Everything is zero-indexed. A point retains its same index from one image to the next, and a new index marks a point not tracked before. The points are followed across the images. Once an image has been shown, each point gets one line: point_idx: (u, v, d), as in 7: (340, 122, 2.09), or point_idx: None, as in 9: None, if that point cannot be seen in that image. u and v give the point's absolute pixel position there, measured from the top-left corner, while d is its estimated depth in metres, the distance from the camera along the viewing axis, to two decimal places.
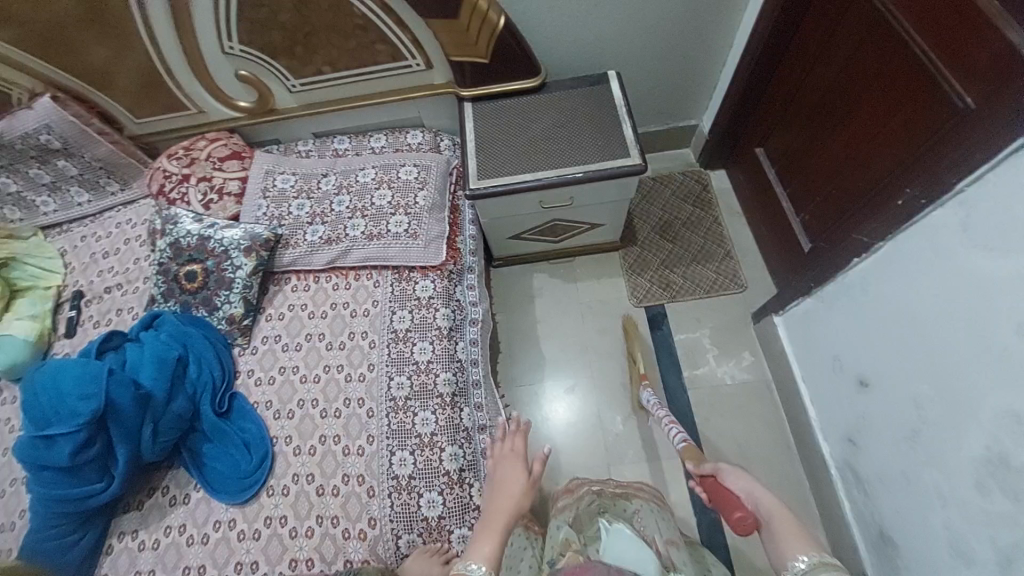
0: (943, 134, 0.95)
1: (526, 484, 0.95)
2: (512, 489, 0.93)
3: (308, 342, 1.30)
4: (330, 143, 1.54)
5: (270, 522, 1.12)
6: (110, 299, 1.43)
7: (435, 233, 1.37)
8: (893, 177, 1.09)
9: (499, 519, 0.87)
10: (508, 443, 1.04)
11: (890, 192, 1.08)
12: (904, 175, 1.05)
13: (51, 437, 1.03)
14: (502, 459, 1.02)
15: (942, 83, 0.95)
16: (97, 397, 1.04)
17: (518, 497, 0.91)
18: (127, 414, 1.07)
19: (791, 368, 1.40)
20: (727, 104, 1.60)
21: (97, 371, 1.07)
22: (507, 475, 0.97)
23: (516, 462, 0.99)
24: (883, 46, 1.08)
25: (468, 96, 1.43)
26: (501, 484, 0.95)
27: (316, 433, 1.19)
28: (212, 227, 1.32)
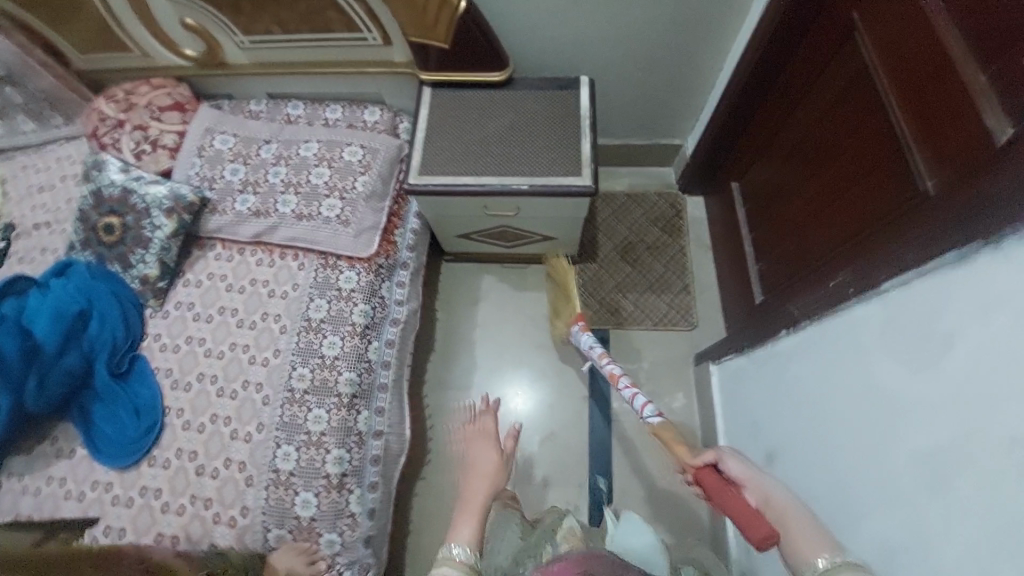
0: (897, 215, 0.85)
1: (498, 464, 0.98)
2: (486, 467, 0.96)
3: (220, 316, 1.25)
4: (283, 107, 1.45)
5: (145, 492, 1.11)
6: (36, 236, 1.39)
7: (368, 224, 1.31)
8: (843, 252, 0.99)
9: (477, 498, 0.91)
10: (478, 423, 1.06)
11: (835, 269, 0.98)
12: (851, 251, 0.96)
13: None
14: (474, 438, 1.03)
15: (910, 159, 0.83)
16: None
17: (492, 476, 0.95)
18: (10, 364, 1.06)
19: (717, 421, 1.35)
20: (712, 130, 1.49)
21: None
22: (481, 455, 0.99)
23: (489, 442, 1.01)
24: (863, 102, 0.97)
25: (428, 80, 1.32)
26: (475, 465, 0.97)
27: (208, 411, 1.17)
28: (137, 180, 1.26)
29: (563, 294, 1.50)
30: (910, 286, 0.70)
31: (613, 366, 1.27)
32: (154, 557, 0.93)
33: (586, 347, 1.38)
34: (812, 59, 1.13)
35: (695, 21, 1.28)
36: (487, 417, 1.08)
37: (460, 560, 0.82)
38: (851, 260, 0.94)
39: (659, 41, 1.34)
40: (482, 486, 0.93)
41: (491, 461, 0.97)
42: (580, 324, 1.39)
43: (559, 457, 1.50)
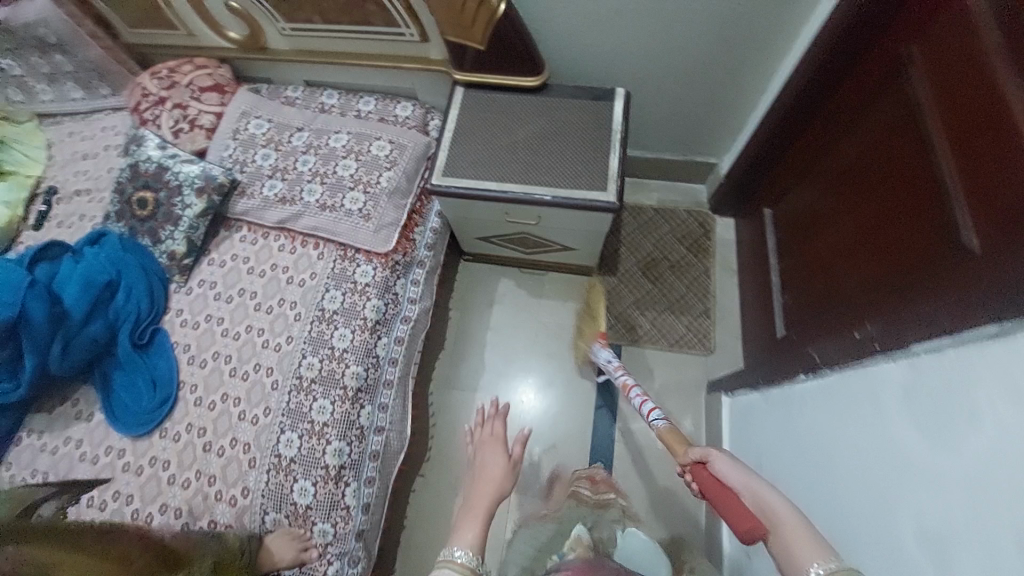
0: (935, 266, 0.80)
1: (506, 469, 0.97)
2: (493, 472, 0.95)
3: (239, 297, 1.28)
4: (318, 96, 1.47)
5: (154, 462, 1.15)
6: (77, 203, 1.45)
7: (388, 220, 1.31)
8: (872, 297, 0.94)
9: (482, 503, 0.91)
10: (487, 427, 1.04)
11: (862, 314, 0.93)
12: (883, 298, 0.90)
13: None
14: (483, 444, 1.01)
15: (955, 209, 0.78)
16: (12, 306, 1.07)
17: (499, 482, 0.94)
18: (37, 328, 1.09)
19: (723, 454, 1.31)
20: (750, 151, 1.43)
21: (16, 281, 1.10)
22: (491, 461, 0.97)
23: (498, 448, 1.00)
24: (909, 141, 0.91)
25: (461, 80, 1.31)
26: (482, 470, 0.96)
27: (219, 390, 1.20)
28: (172, 157, 1.30)
29: (589, 315, 1.52)
30: (942, 350, 0.66)
31: (625, 376, 1.30)
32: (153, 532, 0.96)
33: (604, 361, 1.41)
34: (861, 89, 1.07)
35: (743, 40, 1.23)
36: (497, 421, 1.05)
37: (462, 563, 0.81)
38: (879, 307, 0.89)
39: (703, 57, 1.29)
40: (487, 491, 0.92)
41: (498, 467, 0.96)
42: (602, 340, 1.41)
43: (558, 470, 1.49)
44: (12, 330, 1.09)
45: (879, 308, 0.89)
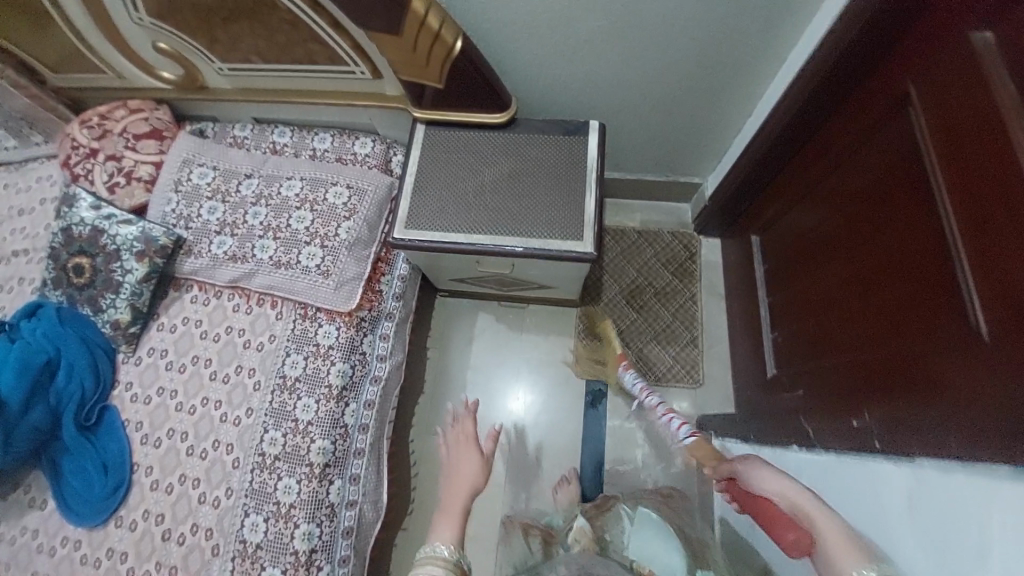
0: (943, 343, 0.72)
1: (480, 467, 0.97)
2: (466, 473, 0.96)
3: (193, 366, 1.20)
4: (269, 134, 1.35)
5: (111, 554, 1.07)
6: (14, 264, 1.32)
7: (350, 274, 1.23)
8: (872, 364, 0.86)
9: (456, 504, 0.91)
10: (460, 428, 1.02)
11: (867, 384, 0.86)
12: (883, 365, 0.83)
13: None
14: (457, 445, 1.00)
15: (963, 282, 0.71)
16: None
17: (471, 480, 0.95)
18: None
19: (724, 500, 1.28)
20: (736, 178, 1.35)
21: None
22: (464, 463, 0.97)
23: (472, 447, 0.99)
24: (910, 192, 0.83)
25: (421, 118, 1.20)
26: (457, 472, 0.96)
27: (177, 471, 1.12)
28: (108, 218, 1.20)
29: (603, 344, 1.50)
30: (954, 474, 0.61)
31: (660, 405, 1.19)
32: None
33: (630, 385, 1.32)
34: (853, 126, 0.99)
35: (721, 64, 1.15)
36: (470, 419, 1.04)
37: (444, 559, 0.82)
38: (886, 382, 0.82)
39: (680, 82, 1.21)
40: (460, 493, 0.92)
41: (472, 467, 0.96)
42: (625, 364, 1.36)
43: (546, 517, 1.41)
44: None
45: (887, 382, 0.81)
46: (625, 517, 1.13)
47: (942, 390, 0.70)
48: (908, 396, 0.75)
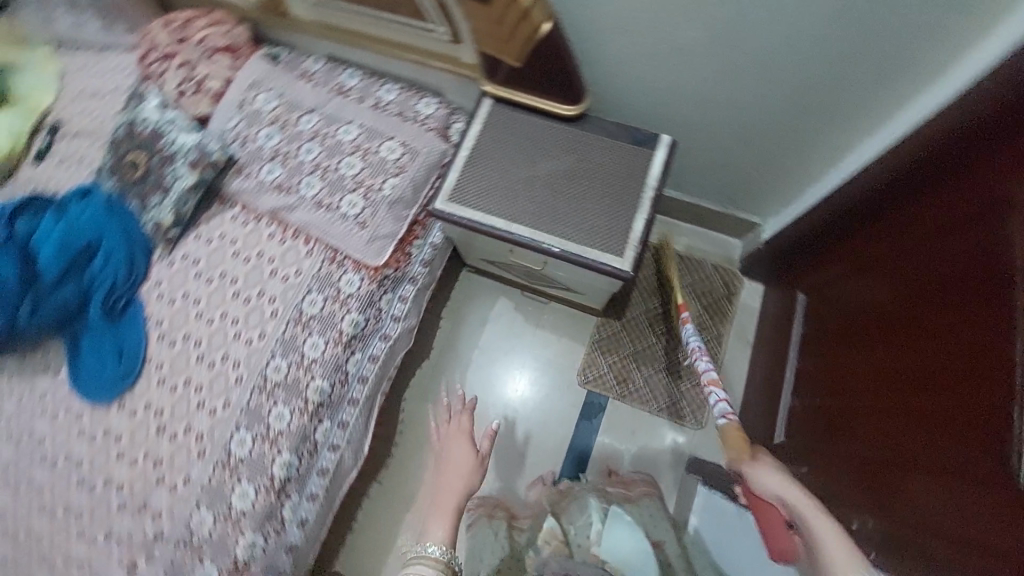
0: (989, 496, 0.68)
1: (474, 464, 0.95)
2: (460, 466, 0.94)
3: (220, 280, 1.22)
4: (338, 75, 1.34)
5: (107, 434, 1.13)
6: (79, 143, 1.38)
7: (385, 231, 1.22)
8: (901, 479, 0.84)
9: (449, 501, 0.89)
10: (455, 421, 1.01)
11: (894, 500, 0.84)
12: (920, 486, 0.80)
13: None
14: (451, 437, 0.99)
15: (1014, 441, 0.65)
16: None
17: (465, 478, 0.93)
18: (7, 289, 1.10)
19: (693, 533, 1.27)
20: (800, 230, 1.27)
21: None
22: (457, 456, 0.96)
23: (465, 442, 0.98)
24: (985, 310, 0.75)
25: (489, 92, 1.18)
26: (449, 466, 0.95)
27: (183, 374, 1.16)
28: (170, 123, 1.24)
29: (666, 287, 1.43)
30: None
31: (711, 370, 1.07)
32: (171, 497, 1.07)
33: (688, 341, 1.20)
34: (935, 218, 0.89)
35: (822, 104, 1.07)
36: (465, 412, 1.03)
37: (435, 558, 0.82)
38: (915, 505, 0.80)
39: (770, 114, 1.14)
40: (453, 488, 0.91)
41: (465, 463, 0.95)
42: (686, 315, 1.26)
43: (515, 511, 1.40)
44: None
45: (922, 506, 0.78)
46: (594, 513, 1.12)
47: (974, 544, 0.68)
48: (939, 535, 0.73)
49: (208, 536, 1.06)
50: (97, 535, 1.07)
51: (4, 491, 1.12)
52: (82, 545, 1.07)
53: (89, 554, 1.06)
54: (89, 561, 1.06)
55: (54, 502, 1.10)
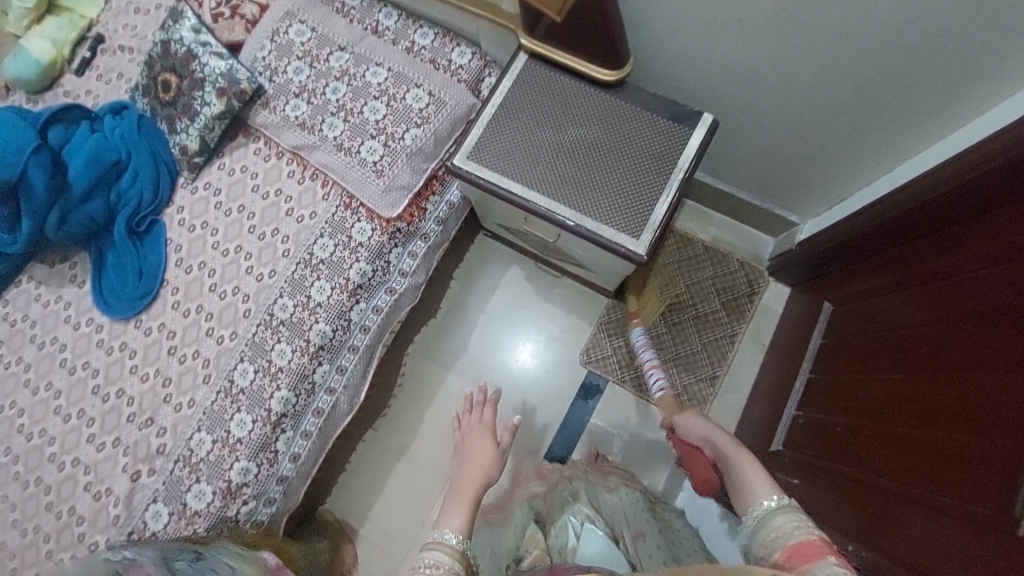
0: (987, 545, 0.64)
1: (495, 455, 0.91)
2: (481, 458, 0.90)
3: (237, 213, 1.23)
4: (374, 12, 1.28)
5: (123, 348, 1.20)
6: (119, 59, 1.40)
7: (402, 182, 1.20)
8: (895, 509, 0.81)
9: (468, 492, 0.85)
10: (476, 413, 0.99)
11: (884, 527, 0.82)
12: (912, 521, 0.77)
13: None
14: (471, 429, 0.97)
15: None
16: (13, 167, 1.11)
17: (486, 468, 0.89)
18: (37, 197, 1.13)
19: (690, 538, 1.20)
20: (833, 235, 1.18)
21: (23, 144, 1.13)
22: (477, 448, 0.93)
23: (485, 434, 0.95)
24: None
25: (526, 47, 1.10)
26: (470, 456, 0.91)
27: (196, 301, 1.20)
28: (204, 46, 1.22)
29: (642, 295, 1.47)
30: None
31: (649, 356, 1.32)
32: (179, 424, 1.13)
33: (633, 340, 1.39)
34: (993, 241, 0.80)
35: (887, 99, 0.96)
36: (486, 409, 1.00)
37: (452, 546, 0.76)
38: (904, 536, 0.77)
39: (829, 104, 1.03)
40: (473, 477, 0.87)
41: (487, 454, 0.91)
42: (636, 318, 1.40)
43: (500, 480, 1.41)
44: (15, 190, 1.14)
45: (911, 539, 0.76)
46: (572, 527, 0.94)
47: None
48: (922, 568, 0.72)
49: (205, 456, 1.11)
50: (105, 442, 1.15)
51: (24, 391, 1.20)
52: (91, 449, 1.15)
53: (96, 458, 1.14)
54: (95, 465, 1.14)
55: (69, 407, 1.18)
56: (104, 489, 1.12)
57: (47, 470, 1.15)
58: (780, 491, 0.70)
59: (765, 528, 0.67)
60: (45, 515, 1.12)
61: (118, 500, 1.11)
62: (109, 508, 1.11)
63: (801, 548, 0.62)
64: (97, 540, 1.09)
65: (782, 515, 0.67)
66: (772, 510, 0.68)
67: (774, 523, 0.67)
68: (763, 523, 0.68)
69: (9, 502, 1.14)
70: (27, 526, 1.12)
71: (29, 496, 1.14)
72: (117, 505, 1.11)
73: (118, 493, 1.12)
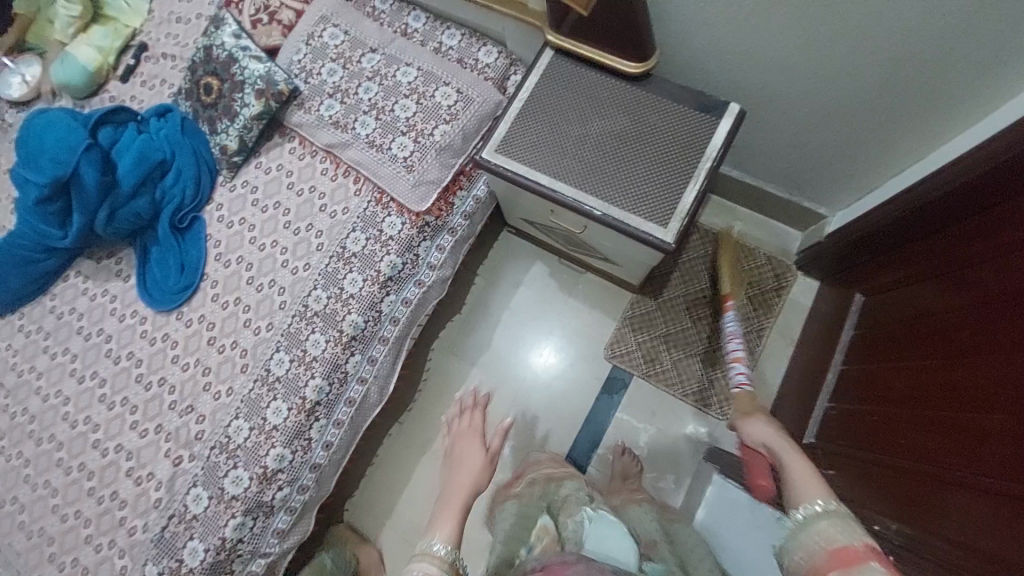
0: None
1: (484, 461, 0.92)
2: (470, 465, 0.91)
3: (273, 210, 1.28)
4: (404, 16, 1.33)
5: (166, 338, 1.25)
6: (162, 66, 1.47)
7: (431, 177, 1.23)
8: (935, 493, 0.80)
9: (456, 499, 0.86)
10: (465, 417, 1.01)
11: (927, 512, 0.80)
12: (949, 501, 0.77)
13: (28, 179, 1.18)
14: (461, 435, 0.99)
15: None
16: (68, 166, 1.17)
17: (474, 475, 0.90)
18: (88, 193, 1.19)
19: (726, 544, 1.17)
20: (862, 225, 1.18)
21: (75, 144, 1.19)
22: (467, 454, 0.94)
23: (475, 440, 0.96)
24: None
25: (552, 43, 1.13)
26: (460, 463, 0.93)
27: (234, 293, 1.24)
28: (243, 50, 1.28)
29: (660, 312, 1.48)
30: None
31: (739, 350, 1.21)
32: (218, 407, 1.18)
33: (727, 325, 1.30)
34: None
35: (919, 85, 0.96)
36: (476, 413, 1.02)
37: (440, 558, 0.78)
38: (945, 518, 0.76)
39: (858, 92, 1.03)
40: (462, 484, 0.88)
41: (476, 459, 0.92)
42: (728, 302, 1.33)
43: None
44: (67, 187, 1.20)
45: (950, 517, 0.76)
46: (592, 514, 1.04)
47: (1008, 562, 0.65)
48: (967, 548, 0.71)
49: (243, 443, 1.15)
50: (147, 428, 1.19)
51: (71, 380, 1.26)
52: (134, 435, 1.19)
53: (138, 444, 1.19)
54: (137, 451, 1.18)
55: (113, 394, 1.23)
56: (145, 474, 1.16)
57: (91, 456, 1.20)
58: (825, 497, 0.72)
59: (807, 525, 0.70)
60: (87, 500, 1.17)
61: (159, 484, 1.15)
62: (149, 492, 1.15)
63: (842, 553, 0.64)
64: (136, 523, 1.14)
65: (824, 519, 0.69)
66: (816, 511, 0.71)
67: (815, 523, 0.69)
68: (806, 526, 0.70)
69: (53, 487, 1.19)
70: (68, 511, 1.17)
71: (72, 481, 1.19)
72: (158, 489, 1.15)
73: (160, 477, 1.16)
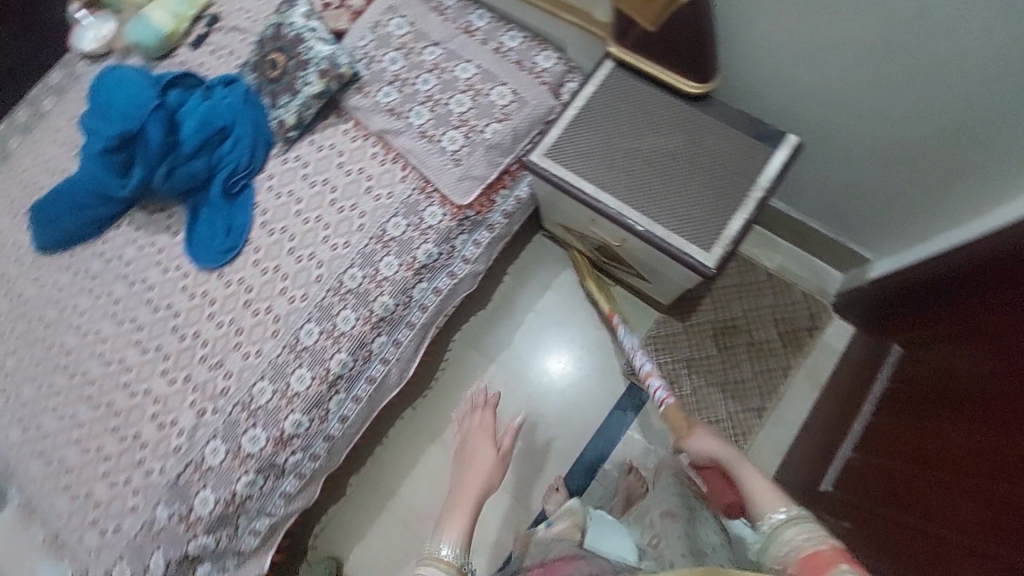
0: None
1: (496, 460, 0.94)
2: (482, 462, 0.93)
3: (321, 186, 1.31)
4: (469, 14, 1.35)
5: (205, 295, 1.29)
6: (231, 37, 1.53)
7: (476, 173, 1.25)
8: (945, 556, 0.76)
9: (469, 493, 0.88)
10: (477, 414, 1.03)
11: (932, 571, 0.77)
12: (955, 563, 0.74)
13: (100, 128, 1.24)
14: (473, 433, 0.99)
15: None
16: (137, 121, 1.23)
17: (487, 472, 0.91)
18: (152, 149, 1.25)
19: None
20: (911, 274, 1.14)
21: (147, 101, 1.25)
22: (479, 450, 0.95)
23: (487, 437, 0.98)
24: None
25: (613, 54, 1.13)
26: (472, 458, 0.94)
27: (275, 261, 1.28)
28: (312, 31, 1.32)
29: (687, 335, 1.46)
30: None
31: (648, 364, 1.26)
32: (245, 368, 1.21)
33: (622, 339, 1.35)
34: None
35: (983, 139, 0.93)
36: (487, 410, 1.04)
37: (448, 562, 0.77)
38: None
39: (920, 137, 1.00)
40: (475, 481, 0.89)
41: (487, 458, 0.94)
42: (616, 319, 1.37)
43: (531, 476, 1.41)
44: (133, 141, 1.25)
45: None
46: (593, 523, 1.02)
47: None
48: None
49: (265, 404, 1.18)
50: (176, 377, 1.23)
51: (110, 321, 1.31)
52: (162, 382, 1.24)
53: (166, 391, 1.23)
54: (164, 397, 1.22)
55: (149, 340, 1.28)
56: (169, 420, 1.20)
57: (120, 397, 1.24)
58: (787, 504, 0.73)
59: (778, 539, 0.69)
60: (110, 437, 1.21)
61: (180, 432, 1.19)
62: (170, 438, 1.18)
63: (812, 558, 0.63)
64: (153, 466, 1.17)
65: (790, 527, 0.69)
66: (783, 522, 0.70)
67: (786, 535, 0.68)
68: (774, 536, 0.70)
69: (80, 420, 1.24)
70: (91, 444, 1.22)
71: (97, 417, 1.24)
72: (179, 436, 1.18)
73: (183, 425, 1.19)
